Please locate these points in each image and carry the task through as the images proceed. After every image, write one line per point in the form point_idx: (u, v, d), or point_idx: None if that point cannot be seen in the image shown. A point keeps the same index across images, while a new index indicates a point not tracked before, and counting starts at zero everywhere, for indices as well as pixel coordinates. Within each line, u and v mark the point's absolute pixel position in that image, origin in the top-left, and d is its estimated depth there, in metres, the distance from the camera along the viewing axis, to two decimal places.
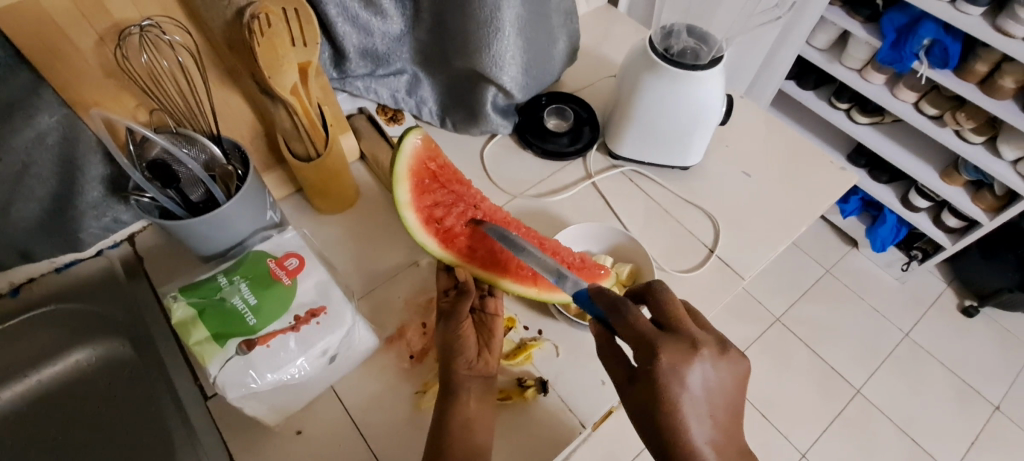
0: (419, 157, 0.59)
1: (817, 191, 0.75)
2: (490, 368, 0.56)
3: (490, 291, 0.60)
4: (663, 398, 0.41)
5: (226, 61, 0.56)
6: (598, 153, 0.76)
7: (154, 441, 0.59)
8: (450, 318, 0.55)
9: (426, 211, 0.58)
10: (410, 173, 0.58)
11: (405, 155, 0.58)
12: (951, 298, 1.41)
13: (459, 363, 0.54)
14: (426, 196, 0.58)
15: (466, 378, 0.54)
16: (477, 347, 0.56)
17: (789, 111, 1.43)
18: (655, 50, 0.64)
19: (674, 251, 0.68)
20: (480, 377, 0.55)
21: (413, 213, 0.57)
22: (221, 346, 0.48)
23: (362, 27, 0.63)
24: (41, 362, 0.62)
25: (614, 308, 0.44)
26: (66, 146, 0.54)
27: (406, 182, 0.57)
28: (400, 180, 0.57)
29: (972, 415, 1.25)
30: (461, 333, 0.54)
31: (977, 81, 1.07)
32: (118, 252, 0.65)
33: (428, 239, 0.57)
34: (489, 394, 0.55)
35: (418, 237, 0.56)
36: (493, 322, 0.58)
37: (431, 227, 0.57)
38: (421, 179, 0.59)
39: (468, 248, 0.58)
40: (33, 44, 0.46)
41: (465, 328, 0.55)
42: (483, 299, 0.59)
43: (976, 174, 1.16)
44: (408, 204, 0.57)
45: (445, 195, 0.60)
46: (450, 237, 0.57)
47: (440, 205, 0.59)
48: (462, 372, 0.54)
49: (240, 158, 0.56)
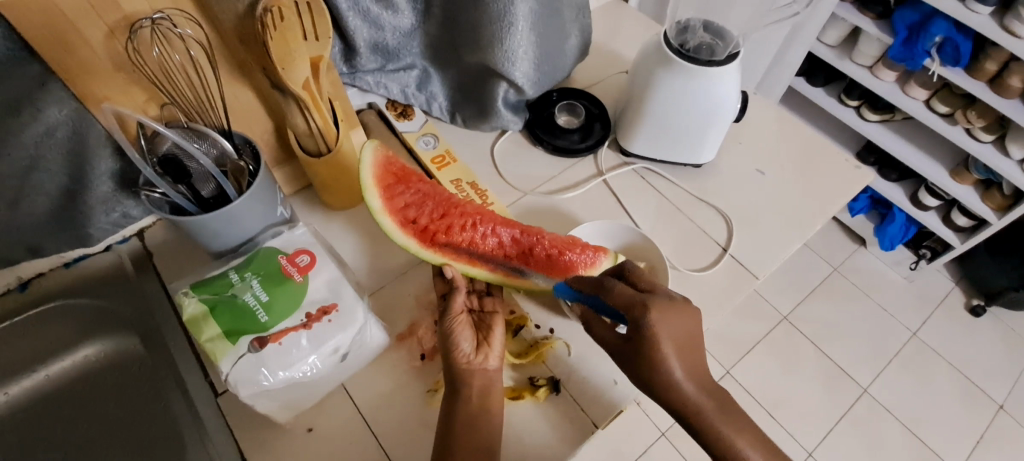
0: (381, 163, 0.60)
1: (831, 188, 0.74)
2: (491, 364, 0.54)
3: (487, 291, 0.60)
4: None
5: (237, 55, 0.55)
6: (610, 150, 0.75)
7: (164, 436, 0.59)
8: (447, 312, 0.55)
9: (400, 215, 0.60)
10: (376, 180, 0.58)
11: (367, 165, 0.59)
12: (958, 297, 1.40)
13: (458, 356, 0.53)
14: (397, 199, 0.60)
15: (471, 374, 0.53)
16: (474, 340, 0.55)
17: (799, 108, 1.43)
18: (670, 46, 0.63)
19: (687, 251, 0.68)
20: (483, 373, 0.54)
21: (390, 218, 0.58)
22: (234, 343, 0.47)
23: (373, 21, 0.62)
24: (51, 358, 0.63)
25: (601, 287, 0.48)
26: (75, 139, 0.54)
27: (374, 190, 0.58)
28: (369, 188, 0.58)
29: (978, 416, 1.25)
30: (456, 327, 0.54)
31: (988, 80, 1.05)
32: (127, 248, 0.64)
33: (409, 240, 0.59)
34: (495, 389, 0.54)
35: (400, 240, 0.58)
36: (493, 320, 0.57)
37: (408, 229, 0.59)
38: (387, 183, 0.60)
39: (449, 245, 0.59)
40: (41, 35, 0.45)
41: (460, 322, 0.54)
42: (481, 299, 0.60)
43: (985, 173, 1.15)
44: (382, 210, 0.58)
45: (412, 195, 0.62)
46: (428, 235, 0.60)
47: (412, 206, 0.61)
48: (462, 366, 0.53)
49: (252, 153, 0.56)
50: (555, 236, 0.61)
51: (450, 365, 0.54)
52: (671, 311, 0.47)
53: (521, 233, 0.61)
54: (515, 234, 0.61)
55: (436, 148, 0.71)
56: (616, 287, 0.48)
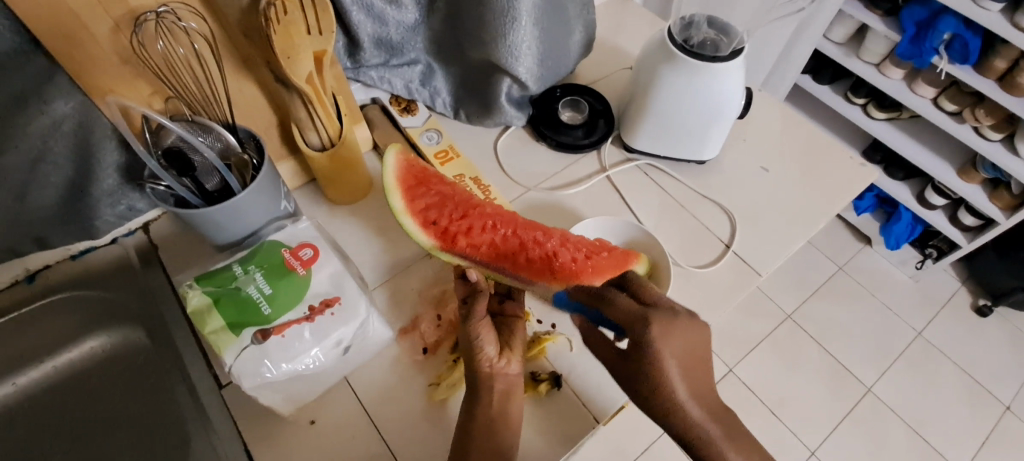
0: (403, 168, 0.61)
1: (836, 186, 0.74)
2: (513, 368, 0.53)
3: (507, 295, 0.60)
4: None
5: (241, 49, 0.55)
6: (613, 146, 0.75)
7: (169, 426, 0.60)
8: (470, 317, 0.54)
9: (421, 215, 0.59)
10: (399, 182, 0.60)
11: (391, 167, 0.60)
12: (964, 297, 1.40)
13: (481, 360, 0.52)
14: (419, 200, 0.59)
15: (487, 376, 0.52)
16: (498, 344, 0.54)
17: (804, 106, 1.42)
18: (675, 42, 0.62)
19: (690, 248, 0.68)
20: (504, 376, 0.53)
21: (411, 218, 0.58)
22: (237, 335, 0.48)
23: (377, 16, 0.63)
24: (56, 349, 0.63)
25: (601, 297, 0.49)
26: (82, 132, 0.54)
27: (397, 191, 0.59)
28: (392, 189, 0.58)
29: (983, 417, 1.24)
30: (480, 331, 0.53)
31: (998, 78, 1.04)
32: (132, 240, 0.64)
33: (429, 242, 0.58)
34: (514, 392, 0.53)
35: (420, 242, 0.57)
36: (516, 323, 0.57)
37: (429, 230, 0.58)
38: (410, 186, 0.60)
39: (470, 247, 0.57)
40: (47, 28, 0.45)
41: (483, 325, 0.53)
42: (502, 304, 0.59)
43: (994, 172, 1.14)
44: (404, 210, 0.58)
45: (432, 197, 0.61)
46: (448, 237, 0.58)
47: (432, 207, 0.60)
48: (483, 369, 0.52)
49: (256, 147, 0.56)
50: (582, 239, 0.59)
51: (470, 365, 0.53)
52: (674, 329, 0.45)
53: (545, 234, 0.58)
54: (537, 236, 0.58)
55: (440, 144, 0.71)
56: (618, 299, 0.48)
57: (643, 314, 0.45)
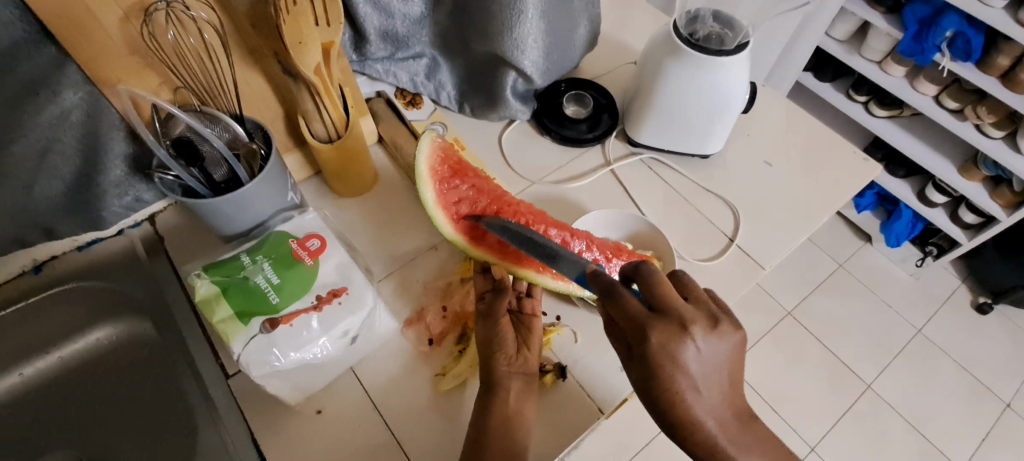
0: (437, 157, 0.61)
1: (839, 180, 0.74)
2: (529, 366, 0.55)
3: (526, 292, 0.60)
4: (662, 380, 0.42)
5: (249, 39, 0.55)
6: (617, 140, 0.75)
7: (176, 415, 0.60)
8: (490, 314, 0.55)
9: (452, 209, 0.60)
10: (431, 173, 0.60)
11: (424, 155, 0.60)
12: (964, 295, 1.40)
13: (499, 359, 0.53)
14: (450, 194, 0.60)
15: (505, 375, 0.53)
16: (515, 344, 0.55)
17: (805, 103, 1.42)
18: (680, 35, 0.63)
19: (694, 242, 0.68)
20: (520, 374, 0.54)
21: (442, 212, 0.59)
22: (245, 324, 0.48)
23: (383, 9, 0.63)
24: (62, 340, 0.64)
25: (608, 292, 0.43)
26: (90, 122, 0.54)
27: (429, 181, 0.59)
28: (424, 178, 0.58)
29: (983, 413, 1.25)
30: (501, 330, 0.54)
31: (1000, 75, 1.04)
32: (139, 232, 0.65)
33: (458, 237, 0.58)
34: (529, 391, 0.54)
35: (449, 237, 0.58)
36: (531, 322, 0.58)
37: (459, 224, 0.59)
38: (443, 178, 0.60)
39: (498, 245, 0.59)
40: (56, 15, 0.45)
41: (505, 326, 0.55)
42: (521, 301, 0.59)
43: (995, 169, 1.14)
44: (435, 203, 0.59)
45: (467, 190, 0.62)
46: (477, 233, 0.59)
47: (465, 201, 0.61)
48: (501, 369, 0.53)
49: (263, 137, 0.56)
50: (602, 242, 0.62)
51: (484, 359, 0.54)
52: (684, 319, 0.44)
53: (570, 236, 0.61)
54: (566, 238, 0.61)
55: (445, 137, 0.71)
56: (626, 298, 0.42)
57: (645, 323, 0.41)
